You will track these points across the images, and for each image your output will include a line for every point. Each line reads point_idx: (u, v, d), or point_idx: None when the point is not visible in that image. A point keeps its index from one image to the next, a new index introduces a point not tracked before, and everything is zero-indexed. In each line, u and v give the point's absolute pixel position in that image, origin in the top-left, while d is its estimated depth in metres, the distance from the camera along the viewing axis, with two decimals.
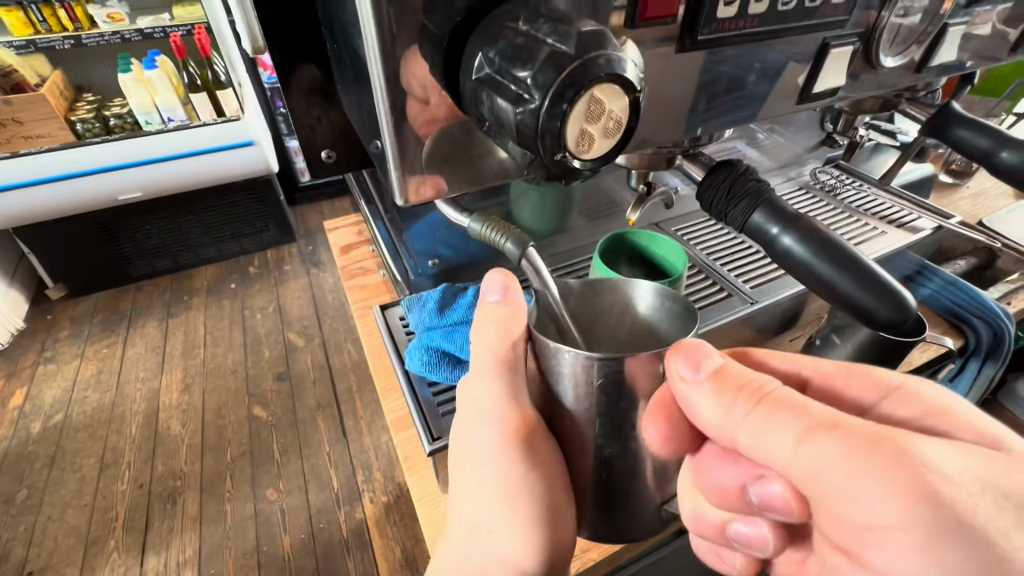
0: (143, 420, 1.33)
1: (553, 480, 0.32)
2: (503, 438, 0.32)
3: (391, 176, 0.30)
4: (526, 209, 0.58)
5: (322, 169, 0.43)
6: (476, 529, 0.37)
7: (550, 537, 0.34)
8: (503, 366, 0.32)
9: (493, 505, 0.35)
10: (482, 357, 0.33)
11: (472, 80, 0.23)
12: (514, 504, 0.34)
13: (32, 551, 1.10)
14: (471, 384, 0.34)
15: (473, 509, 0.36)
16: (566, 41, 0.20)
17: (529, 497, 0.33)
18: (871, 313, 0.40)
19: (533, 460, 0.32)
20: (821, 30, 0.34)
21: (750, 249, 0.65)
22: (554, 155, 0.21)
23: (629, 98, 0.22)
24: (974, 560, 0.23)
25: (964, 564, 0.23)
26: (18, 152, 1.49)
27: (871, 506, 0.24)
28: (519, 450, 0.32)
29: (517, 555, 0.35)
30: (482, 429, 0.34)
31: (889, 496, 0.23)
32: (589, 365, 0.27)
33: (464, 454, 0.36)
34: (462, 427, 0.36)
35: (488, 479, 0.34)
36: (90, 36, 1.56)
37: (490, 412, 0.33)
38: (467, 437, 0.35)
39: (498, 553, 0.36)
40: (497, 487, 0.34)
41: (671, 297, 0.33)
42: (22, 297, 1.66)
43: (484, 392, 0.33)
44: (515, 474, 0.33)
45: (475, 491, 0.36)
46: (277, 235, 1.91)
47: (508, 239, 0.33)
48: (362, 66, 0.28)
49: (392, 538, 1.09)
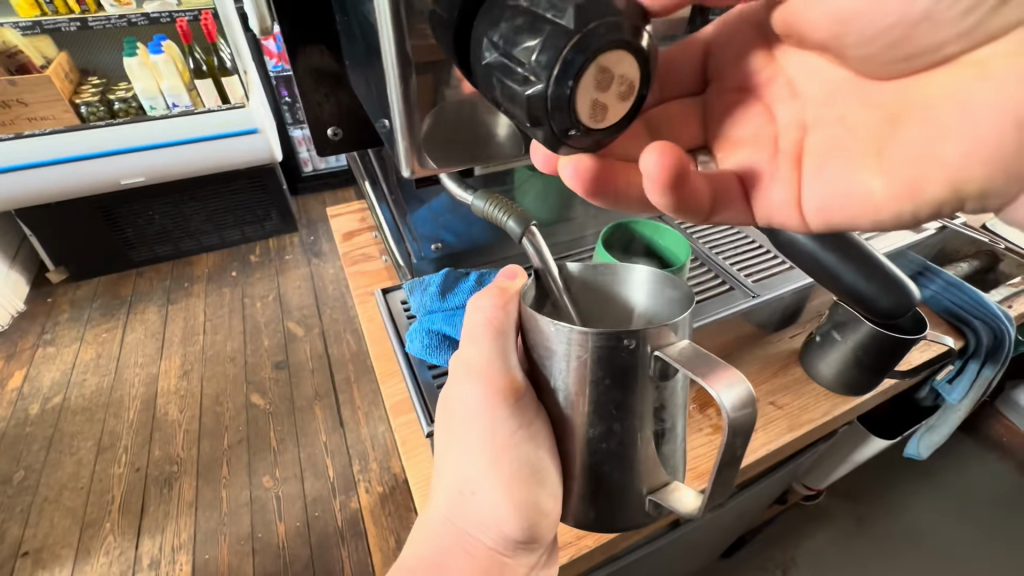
0: (142, 404, 1.33)
1: (538, 438, 0.32)
2: (489, 391, 0.31)
3: (398, 151, 0.31)
4: (529, 196, 0.57)
5: (329, 148, 0.43)
6: (460, 494, 0.33)
7: (532, 503, 0.32)
8: (492, 329, 0.32)
9: (475, 471, 0.32)
10: (472, 318, 0.33)
11: (481, 64, 0.23)
12: (497, 465, 0.31)
13: (28, 530, 1.11)
14: (462, 347, 0.33)
15: (453, 477, 0.33)
16: (563, 16, 0.20)
17: (515, 458, 0.31)
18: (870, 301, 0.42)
19: (518, 413, 0.31)
20: None
21: (754, 244, 0.64)
22: (567, 130, 0.21)
23: (638, 60, 0.21)
24: (908, 169, 0.27)
25: (909, 161, 0.27)
26: (23, 133, 1.48)
27: (968, 119, 0.25)
28: (505, 401, 0.31)
29: (501, 527, 0.32)
30: (467, 388, 0.32)
31: (985, 115, 0.24)
32: (575, 338, 0.27)
33: (447, 416, 0.34)
34: (446, 390, 0.34)
35: (470, 435, 0.32)
36: (97, 19, 1.56)
37: (480, 367, 0.32)
38: (451, 398, 0.33)
39: (480, 526, 0.33)
40: (480, 450, 0.32)
41: (670, 283, 0.32)
42: (23, 278, 1.67)
43: (474, 345, 0.32)
44: (500, 435, 0.31)
45: (456, 456, 0.33)
46: (278, 224, 1.90)
47: (510, 218, 0.33)
48: (372, 42, 0.28)
49: (386, 529, 1.06)
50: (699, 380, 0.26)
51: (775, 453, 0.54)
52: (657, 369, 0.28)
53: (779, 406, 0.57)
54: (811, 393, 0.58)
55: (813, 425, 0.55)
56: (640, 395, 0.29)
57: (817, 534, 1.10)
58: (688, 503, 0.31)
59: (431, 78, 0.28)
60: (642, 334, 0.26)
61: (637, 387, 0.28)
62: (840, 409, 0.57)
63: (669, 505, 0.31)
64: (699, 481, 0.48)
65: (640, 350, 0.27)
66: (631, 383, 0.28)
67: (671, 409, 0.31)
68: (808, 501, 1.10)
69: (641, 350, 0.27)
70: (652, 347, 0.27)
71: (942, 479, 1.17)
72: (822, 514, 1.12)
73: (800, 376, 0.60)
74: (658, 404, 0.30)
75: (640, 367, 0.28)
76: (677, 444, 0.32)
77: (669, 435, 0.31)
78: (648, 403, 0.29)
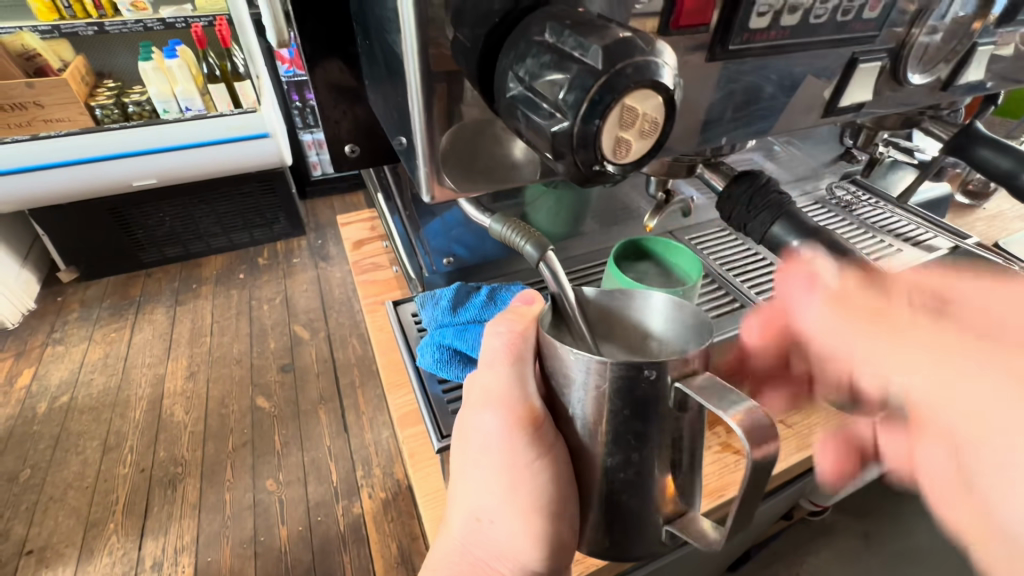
0: (148, 405, 1.34)
1: (557, 468, 0.31)
2: (508, 420, 0.31)
3: (418, 173, 0.31)
4: (541, 211, 0.58)
5: (345, 164, 0.43)
6: (478, 520, 0.33)
7: (551, 532, 0.32)
8: (510, 355, 0.32)
9: (493, 498, 0.32)
10: (491, 344, 0.33)
11: (506, 97, 0.23)
12: (516, 493, 0.32)
13: (32, 529, 1.11)
14: (480, 372, 0.33)
15: (471, 504, 0.34)
16: (589, 54, 0.20)
17: (532, 489, 0.31)
18: None
19: (537, 445, 0.31)
20: (850, 45, 0.35)
21: (764, 261, 0.64)
22: (592, 165, 0.22)
23: (661, 98, 0.21)
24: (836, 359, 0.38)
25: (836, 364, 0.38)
26: (38, 135, 1.50)
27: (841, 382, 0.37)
28: (523, 432, 0.31)
29: (518, 557, 0.33)
30: (485, 416, 0.32)
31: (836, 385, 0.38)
32: (595, 368, 0.27)
33: (466, 442, 0.34)
34: (464, 415, 0.34)
35: (488, 463, 0.32)
36: (114, 23, 1.58)
37: (499, 395, 0.32)
38: (469, 424, 0.34)
39: (498, 552, 0.33)
40: (498, 478, 0.32)
41: (686, 309, 0.32)
42: (34, 277, 1.69)
43: (493, 375, 0.32)
44: (518, 464, 0.31)
45: (473, 483, 0.33)
46: (287, 228, 1.92)
47: (528, 242, 0.33)
48: (396, 65, 0.29)
49: (389, 534, 1.10)
50: (718, 413, 0.25)
51: (783, 473, 0.54)
52: (676, 399, 0.28)
53: (788, 425, 0.56)
54: (822, 412, 0.58)
55: None
56: (660, 425, 0.29)
57: (821, 551, 1.09)
58: (706, 534, 0.31)
59: (454, 96, 0.28)
60: (662, 364, 0.26)
61: (656, 418, 0.28)
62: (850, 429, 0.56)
63: (685, 536, 0.31)
64: (709, 501, 0.48)
65: (660, 380, 0.27)
66: (650, 414, 0.28)
67: (689, 439, 0.31)
68: (814, 517, 1.09)
69: (661, 380, 0.27)
70: (672, 378, 0.27)
71: None
72: (827, 530, 1.11)
73: None
74: (677, 434, 0.30)
75: (659, 398, 0.28)
76: (694, 472, 0.32)
77: (687, 464, 0.31)
78: (667, 432, 0.29)
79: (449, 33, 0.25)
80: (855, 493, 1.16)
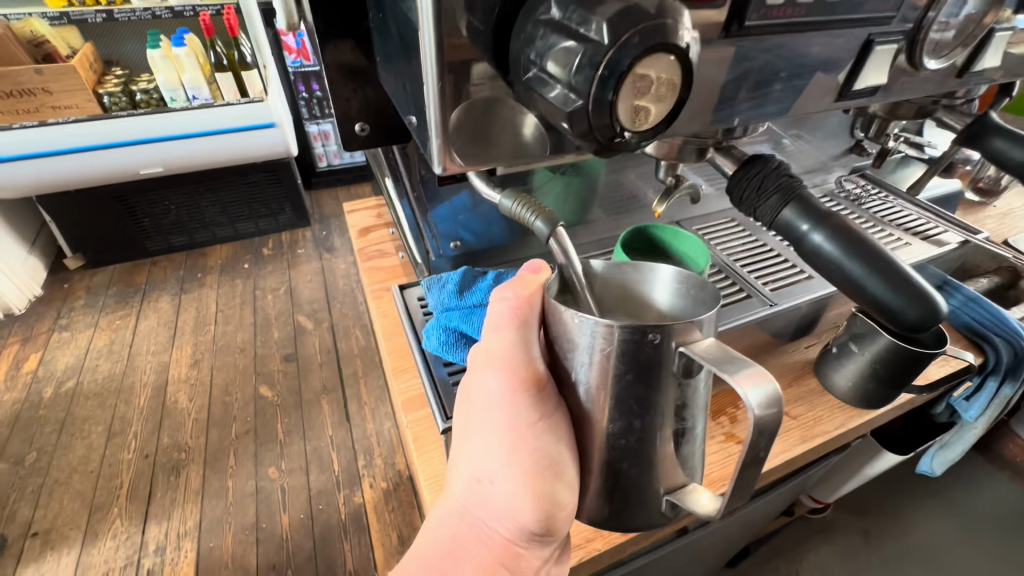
0: (152, 392, 1.35)
1: (557, 430, 0.32)
2: (511, 381, 0.31)
3: (429, 146, 0.30)
4: (549, 197, 0.57)
5: (355, 142, 0.44)
6: (477, 482, 0.34)
7: (551, 494, 0.32)
8: (515, 320, 0.32)
9: (494, 460, 0.33)
10: (496, 308, 0.33)
11: (522, 80, 0.23)
12: (517, 454, 0.32)
13: (37, 512, 1.12)
14: (485, 336, 0.33)
15: (472, 465, 0.34)
16: (594, 29, 0.20)
17: (534, 450, 0.32)
18: (876, 300, 0.35)
19: (539, 405, 0.32)
20: (868, 26, 0.32)
21: (771, 252, 0.64)
22: (613, 138, 0.22)
23: (674, 60, 0.21)
24: None
25: None
26: (46, 121, 1.49)
27: None
28: (525, 391, 0.31)
29: (517, 518, 0.33)
30: (489, 376, 0.32)
31: None
32: (600, 332, 0.27)
33: (471, 402, 0.34)
34: (468, 378, 0.35)
35: (490, 423, 0.33)
36: (121, 11, 1.56)
37: (503, 357, 0.32)
38: (472, 385, 0.34)
39: (496, 514, 0.34)
40: (500, 439, 0.33)
41: (694, 282, 0.32)
42: (41, 264, 1.70)
43: (498, 338, 0.32)
44: (520, 425, 0.32)
45: (475, 443, 0.34)
46: (292, 218, 1.93)
47: (538, 218, 0.32)
48: (411, 36, 0.28)
49: (389, 524, 1.11)
50: (723, 378, 0.25)
51: (787, 463, 0.54)
52: (681, 366, 0.27)
53: (792, 416, 0.57)
54: (827, 404, 0.58)
55: (827, 437, 0.55)
56: (663, 392, 0.29)
57: (822, 548, 1.09)
58: (705, 505, 0.31)
59: (465, 75, 0.27)
60: (667, 329, 0.26)
61: (659, 383, 0.28)
62: (854, 422, 0.56)
63: (685, 505, 0.31)
64: (711, 488, 0.48)
65: (664, 345, 0.27)
66: (654, 379, 0.28)
67: (692, 409, 0.31)
68: (815, 514, 1.09)
69: (665, 346, 0.27)
70: (677, 344, 0.27)
71: (950, 496, 1.16)
72: (828, 528, 1.11)
73: (815, 388, 0.59)
74: (680, 403, 0.30)
75: (663, 363, 0.28)
76: (696, 444, 0.32)
77: (688, 435, 0.31)
78: (671, 401, 0.29)
79: (463, 21, 0.25)
80: (856, 490, 1.16)
